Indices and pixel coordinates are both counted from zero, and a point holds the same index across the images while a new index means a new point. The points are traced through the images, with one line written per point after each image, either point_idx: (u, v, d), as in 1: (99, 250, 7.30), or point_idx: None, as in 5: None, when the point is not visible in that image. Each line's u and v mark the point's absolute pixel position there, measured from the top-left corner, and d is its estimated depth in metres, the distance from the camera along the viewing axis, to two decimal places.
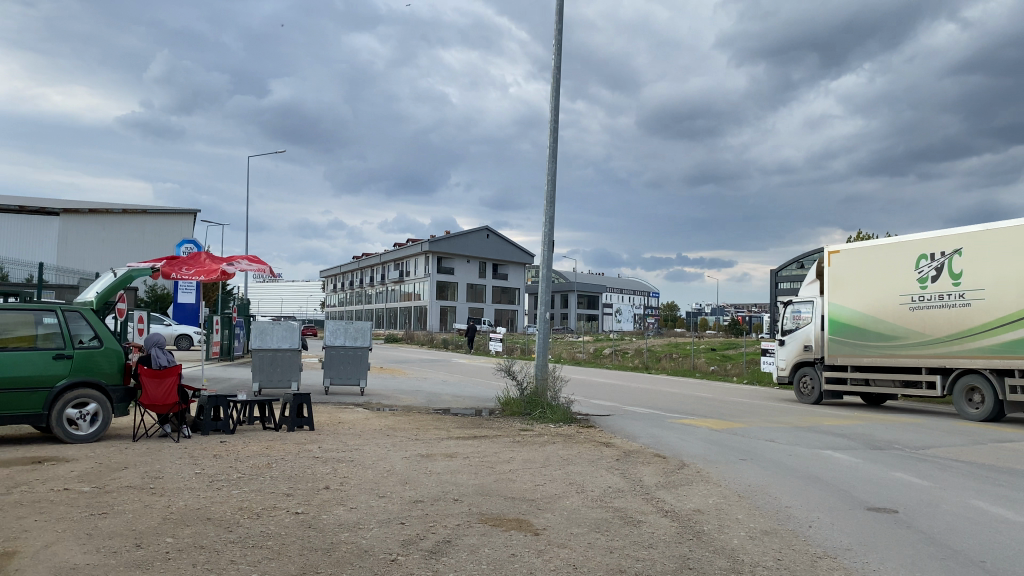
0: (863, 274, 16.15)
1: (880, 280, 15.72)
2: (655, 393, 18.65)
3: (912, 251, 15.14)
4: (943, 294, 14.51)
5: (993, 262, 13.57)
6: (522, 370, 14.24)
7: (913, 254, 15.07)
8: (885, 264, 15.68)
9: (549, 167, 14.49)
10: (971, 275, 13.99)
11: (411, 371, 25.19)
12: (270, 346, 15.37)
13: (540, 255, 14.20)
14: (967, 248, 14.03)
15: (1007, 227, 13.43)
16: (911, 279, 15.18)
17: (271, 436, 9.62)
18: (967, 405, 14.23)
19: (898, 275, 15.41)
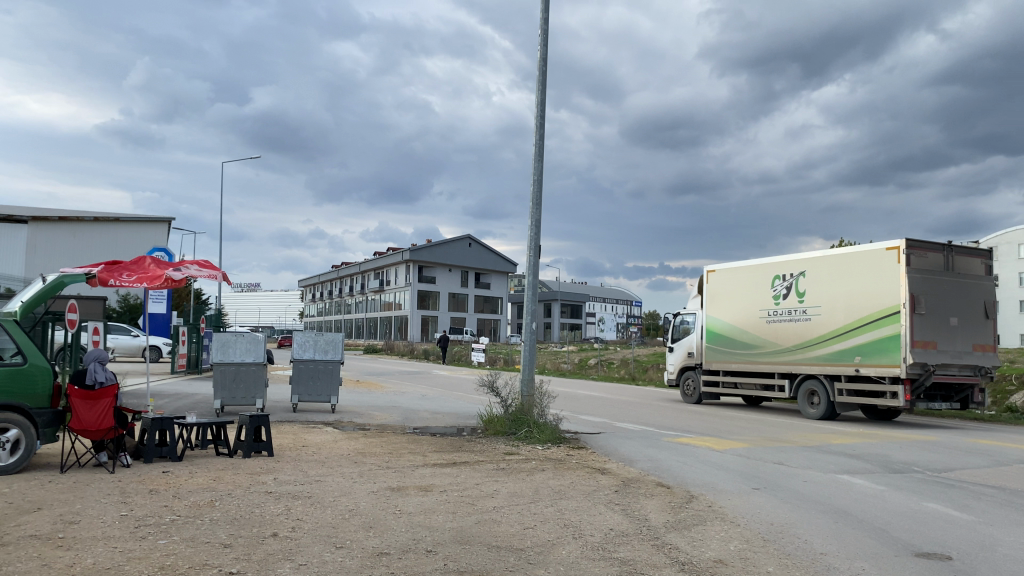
0: (736, 291, 18.23)
1: (746, 296, 17.82)
2: (648, 408, 17.67)
3: (771, 271, 17.28)
4: (789, 310, 16.70)
5: (825, 284, 15.74)
6: (506, 385, 13.18)
7: (771, 274, 17.21)
8: (751, 283, 17.78)
9: (534, 168, 13.49)
10: (810, 294, 16.15)
11: (391, 385, 24.06)
12: (233, 360, 14.28)
13: (526, 261, 13.19)
14: (808, 271, 16.21)
15: (835, 254, 15.61)
16: (768, 296, 17.30)
17: (223, 465, 8.48)
18: (806, 404, 16.36)
19: (761, 293, 17.54)
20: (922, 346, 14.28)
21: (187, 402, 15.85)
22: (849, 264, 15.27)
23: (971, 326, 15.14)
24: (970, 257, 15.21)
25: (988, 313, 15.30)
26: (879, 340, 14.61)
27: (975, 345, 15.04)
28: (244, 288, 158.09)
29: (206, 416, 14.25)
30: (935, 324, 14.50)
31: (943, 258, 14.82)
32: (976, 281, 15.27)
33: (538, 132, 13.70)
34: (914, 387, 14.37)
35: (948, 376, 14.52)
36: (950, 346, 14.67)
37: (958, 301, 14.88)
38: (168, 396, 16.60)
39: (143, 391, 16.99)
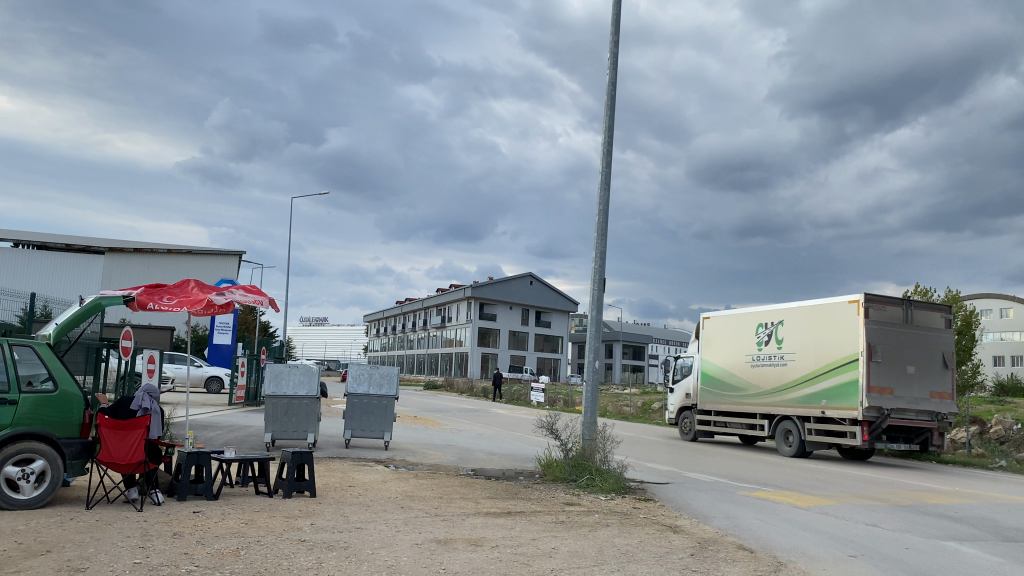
0: (726, 336, 19.53)
1: (734, 341, 19.13)
2: (724, 457, 16.54)
3: (756, 319, 18.60)
4: (769, 355, 18.03)
5: (800, 332, 17.10)
6: (567, 428, 12.32)
7: (756, 322, 18.51)
8: (739, 329, 19.11)
9: (599, 199, 12.80)
10: (787, 341, 17.50)
11: (448, 423, 23.33)
12: (286, 392, 13.75)
13: (590, 295, 12.42)
14: (786, 320, 17.59)
15: (812, 305, 16.95)
16: (752, 342, 18.63)
17: (259, 506, 7.81)
18: (783, 442, 17.63)
19: (747, 339, 18.84)
20: (878, 391, 15.68)
21: (238, 435, 15.41)
22: (819, 315, 16.73)
23: (929, 375, 16.45)
24: (928, 312, 16.59)
25: (948, 364, 16.58)
26: (840, 384, 16.06)
27: (932, 392, 16.33)
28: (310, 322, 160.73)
29: (255, 449, 13.71)
30: (892, 371, 15.88)
31: (900, 312, 16.27)
32: (935, 334, 16.60)
33: (604, 161, 13.07)
34: (871, 429, 15.76)
35: (902, 420, 15.87)
36: (905, 392, 16.03)
37: (915, 351, 16.26)
38: (220, 428, 16.18)
39: (196, 422, 16.63)
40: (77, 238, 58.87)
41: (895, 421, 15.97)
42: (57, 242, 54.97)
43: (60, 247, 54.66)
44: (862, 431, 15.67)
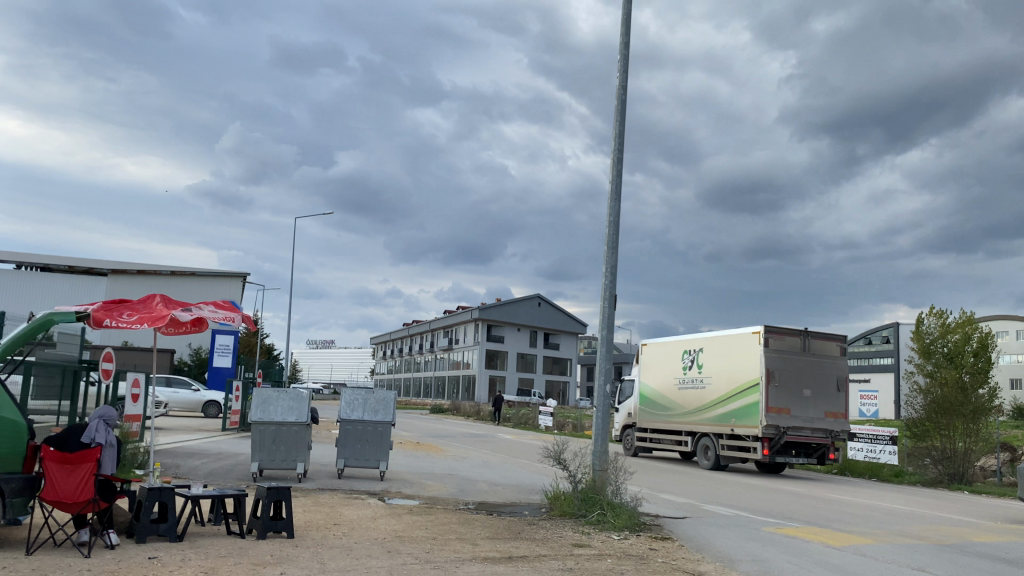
0: (659, 362, 21.80)
1: (663, 367, 21.42)
2: (743, 488, 15.58)
3: (681, 347, 20.86)
4: (692, 378, 20.23)
5: (713, 359, 19.38)
6: (575, 457, 11.39)
7: (681, 349, 20.75)
8: (667, 356, 21.39)
9: (608, 210, 11.98)
10: (704, 367, 19.76)
11: (452, 449, 22.38)
12: (274, 419, 12.87)
13: (600, 313, 11.56)
14: (702, 348, 19.87)
15: (724, 335, 19.18)
16: (677, 367, 20.94)
17: (226, 550, 6.90)
18: (702, 456, 19.84)
19: (674, 364, 21.13)
20: (775, 411, 17.89)
21: (225, 463, 14.54)
22: (729, 344, 18.99)
23: (824, 397, 18.62)
24: (825, 341, 18.73)
25: (842, 387, 18.76)
26: (743, 405, 18.34)
27: (827, 412, 18.50)
28: (317, 345, 160.06)
29: (241, 479, 12.82)
30: (789, 393, 18.08)
31: (799, 341, 18.46)
32: (831, 361, 18.75)
33: (614, 170, 12.28)
34: (771, 444, 17.96)
35: (799, 436, 18.08)
36: (802, 412, 18.23)
37: (812, 376, 18.44)
38: (209, 455, 15.34)
39: (183, 449, 15.75)
40: (80, 260, 58.35)
41: (792, 438, 18.17)
42: (60, 264, 54.49)
43: (62, 269, 54.21)
44: (763, 447, 17.90)
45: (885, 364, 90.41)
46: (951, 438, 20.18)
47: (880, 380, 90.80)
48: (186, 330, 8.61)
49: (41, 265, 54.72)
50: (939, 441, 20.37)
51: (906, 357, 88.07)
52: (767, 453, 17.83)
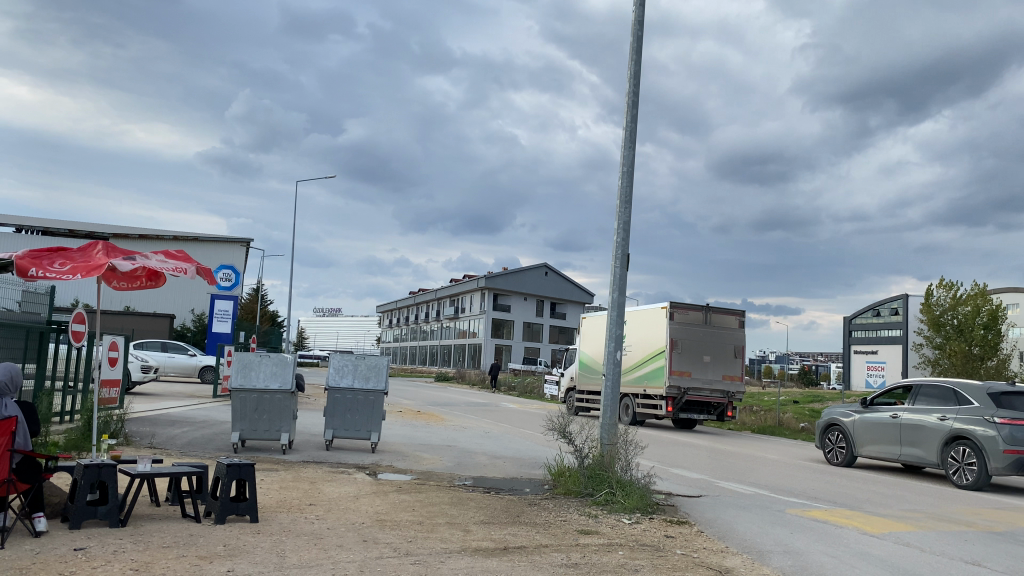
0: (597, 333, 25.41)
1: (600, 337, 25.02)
2: (761, 464, 14.60)
3: None
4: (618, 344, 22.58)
5: (632, 329, 21.78)
6: (582, 430, 10.39)
7: None
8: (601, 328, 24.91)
9: (620, 159, 10.87)
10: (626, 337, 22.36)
11: (453, 418, 21.40)
12: (256, 385, 11.91)
13: (611, 273, 10.48)
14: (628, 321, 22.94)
15: (640, 309, 21.38)
16: None
17: (172, 539, 5.87)
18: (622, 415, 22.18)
19: None
20: (676, 375, 20.17)
21: (207, 432, 13.60)
22: (646, 315, 21.20)
23: (724, 362, 20.67)
24: (725, 314, 20.74)
25: (739, 353, 20.81)
26: (650, 368, 20.72)
27: (725, 375, 20.58)
28: (324, 313, 159.69)
29: (221, 451, 11.88)
30: (689, 359, 20.26)
31: (701, 315, 20.52)
32: (730, 331, 20.78)
33: (629, 113, 11.10)
34: (674, 403, 20.31)
35: (698, 396, 20.36)
36: (701, 375, 20.44)
37: (712, 345, 20.53)
38: (191, 424, 14.42)
39: (165, 417, 14.80)
40: (81, 224, 57.41)
41: (694, 397, 20.49)
42: (59, 228, 53.57)
43: (61, 233, 53.34)
44: (667, 405, 20.23)
45: (894, 336, 89.31)
46: None
47: (888, 351, 89.77)
48: (147, 280, 7.64)
49: (40, 228, 53.93)
50: None
51: (915, 328, 86.94)
52: (671, 410, 20.14)
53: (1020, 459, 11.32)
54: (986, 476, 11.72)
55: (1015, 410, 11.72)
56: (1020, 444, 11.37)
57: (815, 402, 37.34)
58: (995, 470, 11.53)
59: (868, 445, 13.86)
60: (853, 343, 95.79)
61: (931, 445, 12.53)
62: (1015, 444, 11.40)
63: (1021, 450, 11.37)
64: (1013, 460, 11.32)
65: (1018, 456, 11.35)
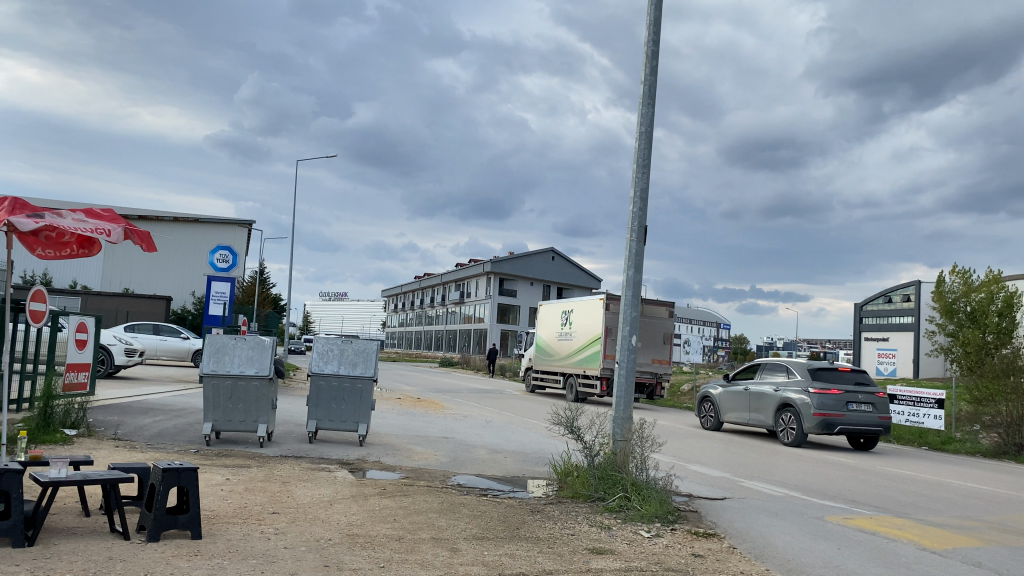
0: (548, 320, 29.08)
1: (549, 325, 28.71)
2: (783, 458, 13.45)
3: (560, 308, 27.98)
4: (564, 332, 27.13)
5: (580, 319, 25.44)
6: (592, 423, 9.26)
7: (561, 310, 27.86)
8: (550, 318, 28.66)
9: (638, 118, 9.48)
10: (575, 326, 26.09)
11: (454, 406, 20.27)
12: (229, 371, 10.75)
13: (628, 247, 9.25)
14: (576, 310, 26.61)
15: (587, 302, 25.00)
16: (557, 324, 28.14)
17: (83, 565, 4.72)
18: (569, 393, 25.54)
19: (556, 322, 28.34)
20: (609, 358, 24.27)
21: (182, 422, 12.48)
22: (590, 308, 25.49)
23: (654, 346, 24.20)
24: (656, 305, 24.31)
25: (668, 340, 24.13)
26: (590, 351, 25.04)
27: (655, 358, 24.08)
28: (331, 297, 158.92)
29: (192, 444, 10.73)
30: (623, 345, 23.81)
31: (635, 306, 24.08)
32: (659, 320, 24.12)
33: (648, 66, 9.66)
34: None
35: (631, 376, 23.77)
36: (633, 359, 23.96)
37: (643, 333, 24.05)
38: (167, 412, 13.34)
39: (139, 404, 13.68)
40: (81, 205, 56.48)
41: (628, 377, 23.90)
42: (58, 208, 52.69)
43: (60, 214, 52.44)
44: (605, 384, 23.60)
45: (905, 323, 87.85)
46: (993, 403, 17.85)
47: (899, 338, 88.29)
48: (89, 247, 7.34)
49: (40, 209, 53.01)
50: (1008, 404, 17.60)
51: (927, 316, 85.53)
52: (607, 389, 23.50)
53: (824, 420, 14.92)
54: (803, 434, 15.34)
55: (826, 382, 15.35)
56: (826, 407, 15.01)
57: None
58: (809, 428, 15.13)
59: (728, 414, 17.44)
60: (863, 331, 94.39)
61: (768, 411, 16.15)
62: (821, 409, 15.03)
63: (826, 413, 14.98)
64: (819, 420, 14.92)
65: (824, 417, 14.95)
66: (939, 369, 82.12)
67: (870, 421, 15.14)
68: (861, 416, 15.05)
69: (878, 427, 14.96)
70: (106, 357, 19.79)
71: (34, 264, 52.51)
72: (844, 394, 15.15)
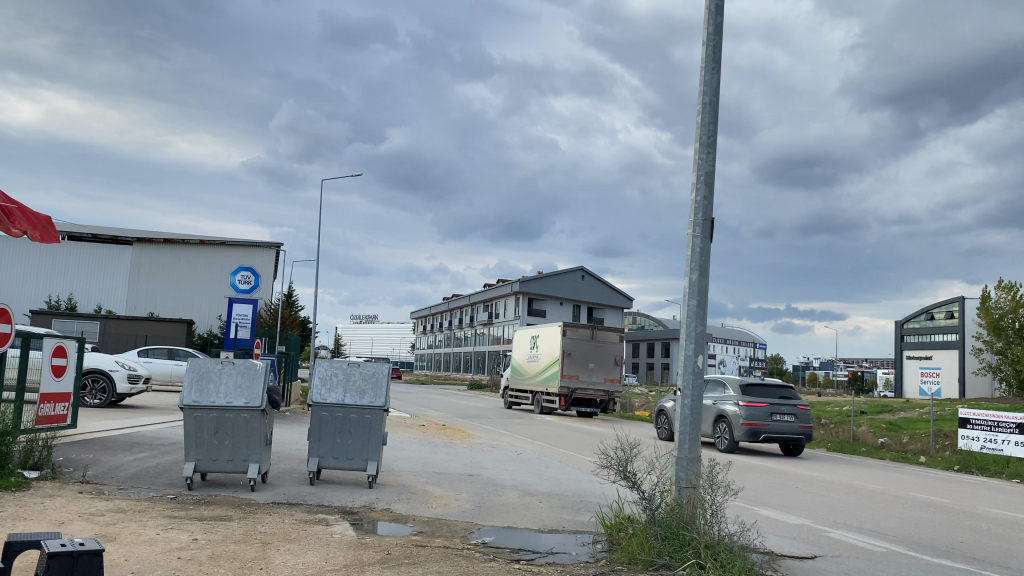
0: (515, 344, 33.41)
1: (516, 347, 33.00)
2: (864, 499, 11.57)
3: (525, 334, 32.26)
4: (533, 355, 30.36)
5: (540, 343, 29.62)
6: (649, 465, 7.49)
7: (525, 336, 32.07)
8: (517, 342, 32.94)
9: (700, 86, 7.73)
10: (536, 349, 30.19)
11: (481, 433, 18.52)
12: (215, 402, 9.09)
13: (690, 248, 7.49)
14: (537, 336, 30.79)
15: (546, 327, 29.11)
16: (522, 348, 32.37)
17: None
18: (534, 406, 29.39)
19: (521, 345, 32.63)
20: (567, 377, 27.81)
21: (166, 460, 10.80)
22: (550, 334, 29.05)
23: (605, 367, 28.29)
24: (607, 331, 28.40)
25: (617, 361, 28.47)
26: (550, 372, 28.47)
27: (606, 377, 28.21)
28: (362, 320, 158.59)
29: (171, 489, 9.05)
30: (577, 365, 27.90)
31: (589, 332, 28.22)
32: (610, 344, 28.37)
33: (711, 21, 7.79)
34: (566, 398, 27.69)
35: (584, 392, 27.88)
36: (587, 377, 28.11)
37: (596, 355, 28.13)
38: (154, 448, 11.70)
39: (123, 439, 12.04)
40: (107, 228, 56.13)
41: (582, 393, 27.96)
42: (82, 231, 52.51)
43: (85, 238, 52.54)
44: (562, 399, 27.65)
45: (949, 341, 84.34)
46: None
47: (942, 358, 84.85)
48: None
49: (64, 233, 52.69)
50: None
51: (972, 333, 82.09)
52: (563, 402, 27.53)
53: (751, 428, 17.31)
54: (734, 441, 17.67)
55: (755, 396, 17.66)
56: (754, 419, 17.33)
57: (887, 414, 33.84)
58: (738, 436, 17.48)
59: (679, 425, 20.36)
60: (904, 349, 91.08)
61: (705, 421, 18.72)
62: (749, 419, 17.34)
63: (752, 423, 17.32)
64: (747, 429, 17.30)
65: (751, 426, 17.31)
66: (986, 389, 78.55)
67: (792, 429, 17.51)
68: (784, 425, 17.41)
69: (799, 434, 17.33)
70: (107, 384, 18.39)
71: (60, 287, 52.02)
72: (770, 406, 17.47)
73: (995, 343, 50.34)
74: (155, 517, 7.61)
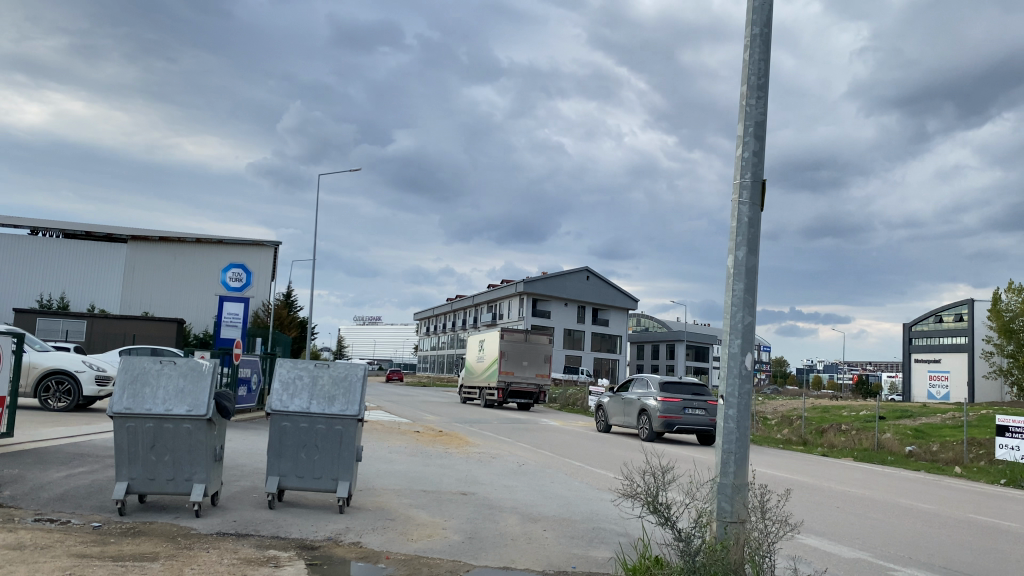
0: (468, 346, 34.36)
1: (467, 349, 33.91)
2: (920, 522, 9.91)
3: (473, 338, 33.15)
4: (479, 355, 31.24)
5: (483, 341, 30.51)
6: (683, 492, 5.87)
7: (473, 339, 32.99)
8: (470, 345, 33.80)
9: (747, 14, 6.13)
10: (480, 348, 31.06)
11: (480, 441, 16.90)
12: (151, 410, 7.53)
13: (737, 217, 5.90)
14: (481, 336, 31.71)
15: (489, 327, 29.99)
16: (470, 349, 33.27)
17: None
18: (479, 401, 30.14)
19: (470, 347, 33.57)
20: (502, 373, 28.69)
21: (106, 475, 9.18)
22: (491, 334, 29.90)
23: (537, 365, 29.16)
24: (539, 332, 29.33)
25: (549, 359, 29.36)
26: (489, 370, 29.43)
27: (538, 373, 29.05)
28: (366, 322, 157.39)
29: (99, 513, 7.47)
30: (512, 363, 28.78)
31: (523, 333, 29.10)
32: (543, 343, 29.30)
33: None
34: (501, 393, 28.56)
35: (519, 387, 28.72)
36: (522, 374, 28.90)
37: (529, 354, 29.02)
38: (99, 461, 10.09)
39: (66, 450, 10.43)
40: (101, 225, 54.78)
41: (517, 388, 28.79)
42: (75, 228, 51.17)
43: (78, 234, 51.25)
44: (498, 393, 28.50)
45: (959, 343, 82.53)
46: None
47: (952, 360, 83.12)
48: None
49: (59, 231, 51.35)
50: None
51: (982, 336, 80.20)
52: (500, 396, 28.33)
53: (666, 420, 18.37)
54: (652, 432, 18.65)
55: (671, 391, 18.73)
56: (669, 411, 18.36)
57: (909, 419, 32.07)
58: (655, 426, 18.56)
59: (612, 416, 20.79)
60: (913, 352, 89.20)
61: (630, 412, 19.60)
62: (665, 412, 18.36)
63: (668, 416, 18.33)
64: (662, 421, 18.33)
65: (666, 418, 18.36)
66: (999, 392, 76.67)
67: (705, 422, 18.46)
68: (697, 417, 18.32)
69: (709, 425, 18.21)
70: (72, 386, 16.86)
71: (52, 285, 50.57)
72: (683, 401, 18.48)
73: (1008, 346, 48.63)
74: (60, 557, 5.99)
